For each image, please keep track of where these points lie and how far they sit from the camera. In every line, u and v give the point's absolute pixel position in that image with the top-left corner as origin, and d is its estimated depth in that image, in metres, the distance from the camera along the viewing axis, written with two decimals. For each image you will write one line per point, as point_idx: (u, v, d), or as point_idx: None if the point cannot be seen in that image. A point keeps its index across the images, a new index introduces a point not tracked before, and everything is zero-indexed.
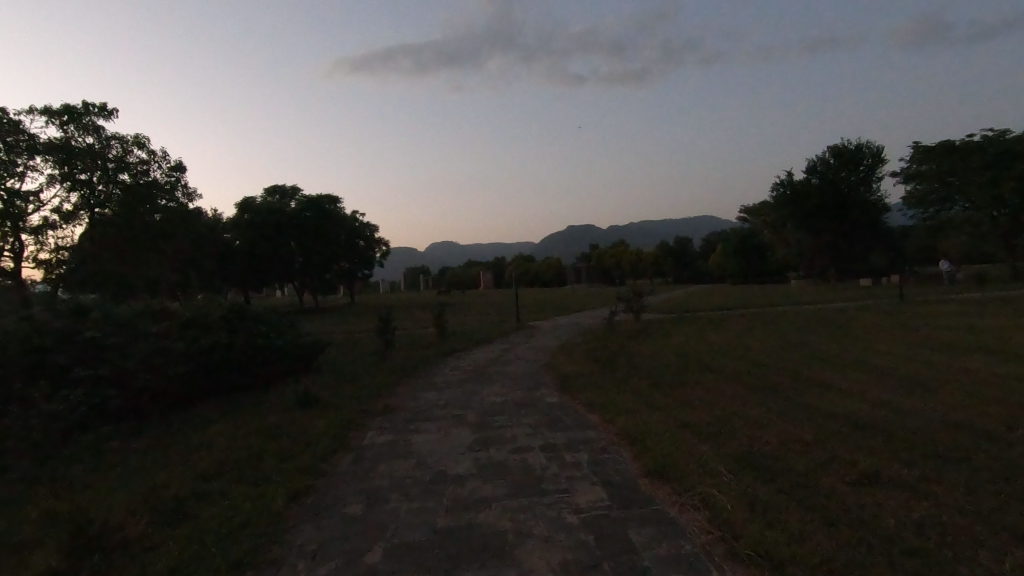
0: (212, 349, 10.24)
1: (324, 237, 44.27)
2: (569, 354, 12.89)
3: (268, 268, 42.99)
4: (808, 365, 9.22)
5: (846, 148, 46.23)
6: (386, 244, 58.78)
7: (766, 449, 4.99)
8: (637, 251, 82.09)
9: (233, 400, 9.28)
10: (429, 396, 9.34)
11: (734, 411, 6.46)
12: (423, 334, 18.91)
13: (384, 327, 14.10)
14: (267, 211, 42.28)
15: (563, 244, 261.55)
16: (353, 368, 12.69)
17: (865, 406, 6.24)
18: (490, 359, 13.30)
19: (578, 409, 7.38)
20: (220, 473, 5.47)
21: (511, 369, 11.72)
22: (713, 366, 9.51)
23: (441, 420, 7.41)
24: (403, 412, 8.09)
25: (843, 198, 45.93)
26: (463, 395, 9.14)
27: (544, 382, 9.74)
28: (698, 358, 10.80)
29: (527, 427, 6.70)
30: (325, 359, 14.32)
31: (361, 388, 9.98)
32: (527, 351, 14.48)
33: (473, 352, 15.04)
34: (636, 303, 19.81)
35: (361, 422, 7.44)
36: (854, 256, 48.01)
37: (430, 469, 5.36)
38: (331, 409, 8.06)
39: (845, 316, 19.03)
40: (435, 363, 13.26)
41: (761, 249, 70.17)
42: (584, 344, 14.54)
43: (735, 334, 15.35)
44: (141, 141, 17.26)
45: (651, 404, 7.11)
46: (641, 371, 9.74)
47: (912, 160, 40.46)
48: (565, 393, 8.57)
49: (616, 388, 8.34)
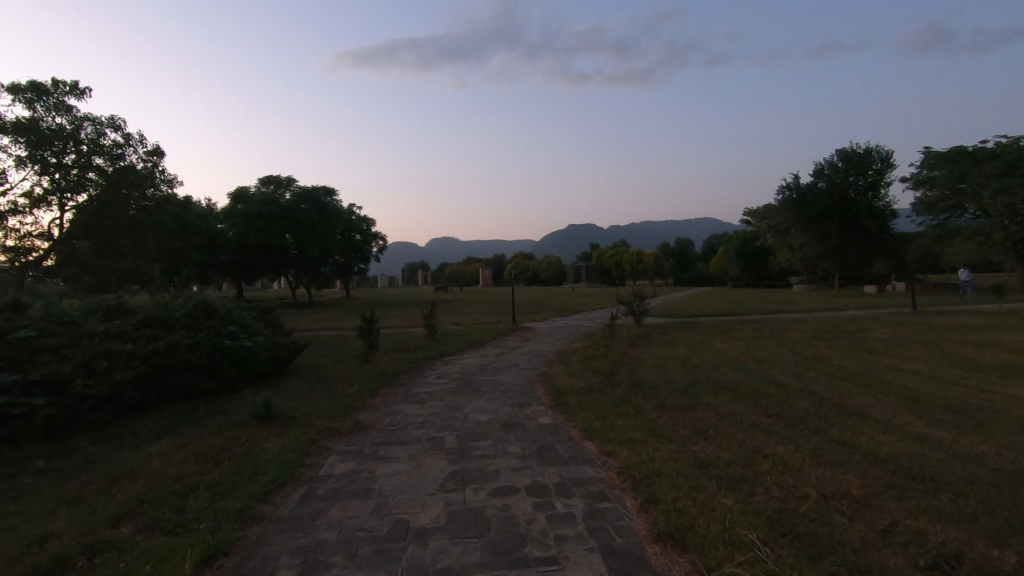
0: (169, 351, 9.25)
1: (319, 229, 43.23)
2: (565, 363, 11.88)
3: (261, 260, 41.92)
4: (833, 387, 8.22)
5: (856, 152, 45.31)
6: (383, 238, 57.83)
7: (804, 508, 4.00)
8: (638, 252, 81.14)
9: (188, 411, 8.31)
10: (409, 410, 8.35)
11: (757, 448, 5.46)
12: (413, 334, 17.95)
13: (368, 328, 13.10)
14: (260, 202, 41.30)
15: (563, 242, 260.46)
16: (331, 373, 11.67)
17: (915, 446, 5.23)
18: (481, 367, 12.27)
19: (574, 437, 6.40)
20: (131, 515, 4.49)
21: (503, 379, 10.73)
22: (726, 385, 8.50)
23: (416, 444, 6.43)
24: (376, 431, 7.10)
25: (850, 203, 44.89)
26: (446, 411, 8.15)
27: (536, 396, 8.79)
28: (709, 373, 9.80)
29: (512, 458, 5.72)
30: (304, 361, 13.32)
31: (335, 398, 8.98)
32: (522, 357, 13.46)
33: (463, 356, 14.00)
34: (637, 306, 18.87)
35: (323, 445, 6.45)
36: (858, 263, 46.61)
37: (390, 517, 4.38)
38: (291, 427, 7.08)
39: (859, 327, 18.02)
40: (421, 369, 12.28)
41: (765, 253, 69.17)
42: (582, 351, 13.48)
43: (746, 345, 14.30)
44: (115, 123, 16.33)
45: (658, 433, 6.12)
46: (646, 388, 8.73)
47: (923, 165, 39.49)
48: (559, 413, 7.58)
49: (617, 409, 7.35)
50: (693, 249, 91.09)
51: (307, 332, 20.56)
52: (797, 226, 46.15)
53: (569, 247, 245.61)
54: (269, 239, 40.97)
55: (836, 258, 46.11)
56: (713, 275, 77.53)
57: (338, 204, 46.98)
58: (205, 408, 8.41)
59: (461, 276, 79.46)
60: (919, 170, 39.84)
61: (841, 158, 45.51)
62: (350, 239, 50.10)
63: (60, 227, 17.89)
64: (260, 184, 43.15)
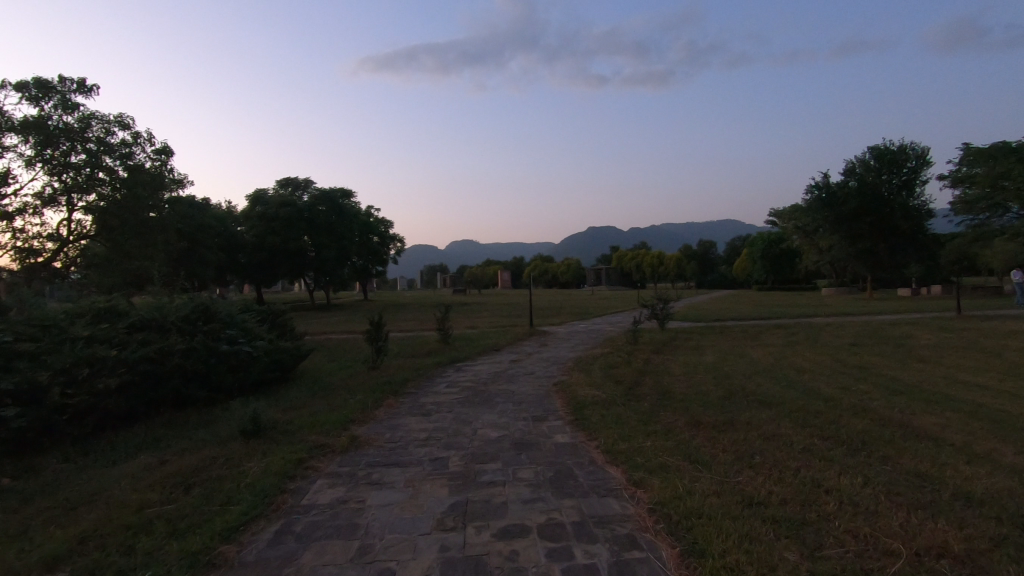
0: (160, 357, 8.69)
1: (336, 231, 43.04)
2: (585, 371, 11.02)
3: (278, 263, 41.81)
4: (891, 402, 7.25)
5: (888, 149, 43.64)
6: (401, 241, 57.65)
7: (893, 570, 3.13)
8: (659, 254, 79.67)
9: (176, 424, 7.71)
10: (414, 424, 7.60)
11: (816, 480, 4.58)
12: (426, 338, 17.32)
13: (375, 333, 12.39)
14: (278, 203, 41.27)
15: (582, 244, 258.62)
16: (337, 381, 10.99)
17: (1016, 484, 4.29)
18: (495, 375, 11.47)
19: (596, 461, 5.56)
20: (72, 558, 3.81)
21: (517, 388, 9.96)
22: (768, 400, 7.57)
23: (417, 466, 5.69)
24: (373, 450, 6.36)
25: (883, 202, 43.11)
26: (454, 426, 7.38)
27: (553, 409, 7.99)
28: (746, 385, 8.87)
29: (524, 487, 4.93)
30: (309, 367, 12.70)
31: (335, 410, 8.29)
32: (540, 364, 12.63)
33: (477, 363, 13.22)
34: (661, 310, 17.95)
35: (313, 467, 5.74)
36: (893, 265, 44.64)
37: (374, 566, 3.62)
38: (279, 445, 6.36)
39: (902, 333, 16.83)
40: (430, 376, 11.57)
41: (791, 255, 67.18)
42: (603, 358, 12.60)
43: (780, 353, 13.28)
44: (123, 121, 16.07)
45: (695, 459, 5.26)
46: (676, 402, 7.85)
47: (962, 162, 37.76)
48: (579, 431, 6.76)
49: (644, 427, 6.49)
50: (715, 252, 89.31)
51: (318, 336, 20.06)
52: (826, 226, 44.50)
53: (589, 250, 243.95)
54: (286, 241, 40.82)
55: (867, 260, 44.26)
56: (737, 277, 75.65)
57: (355, 206, 46.77)
58: (194, 420, 7.79)
59: (479, 279, 78.94)
60: (958, 167, 38.01)
61: (873, 156, 43.83)
62: (368, 241, 49.85)
63: (69, 228, 17.65)
64: (279, 186, 43.13)
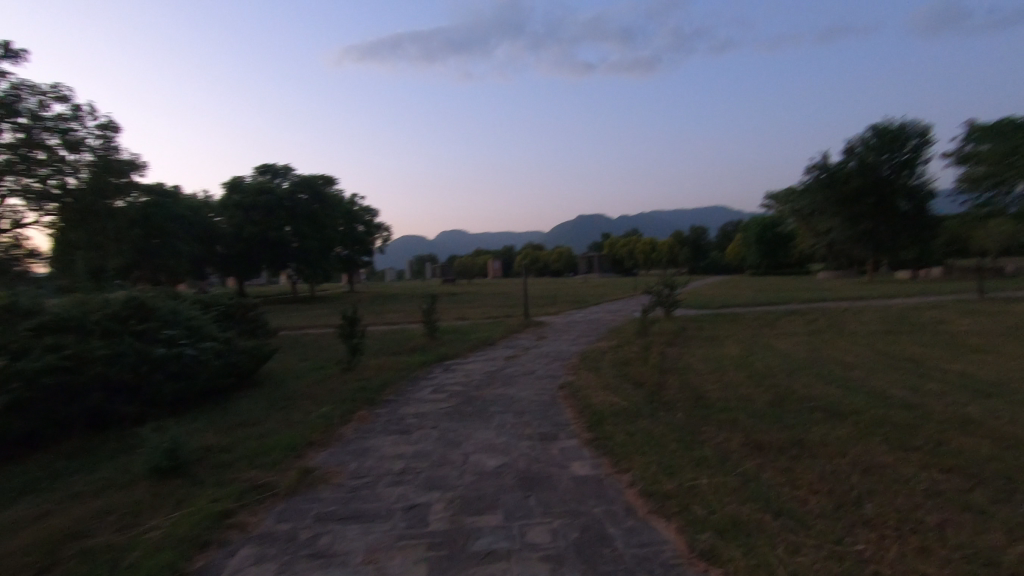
0: (73, 367, 7.05)
1: (319, 220, 41.04)
2: (594, 369, 9.46)
3: (258, 253, 39.88)
4: (992, 412, 5.73)
5: (889, 127, 42.24)
6: (388, 230, 55.76)
7: None
8: (651, 240, 78.29)
9: (83, 455, 6.07)
10: (389, 448, 5.97)
11: (984, 556, 3.02)
12: (411, 332, 15.74)
13: (349, 329, 10.71)
14: (256, 191, 39.17)
15: (573, 232, 256.73)
16: (304, 386, 9.34)
17: None
18: (489, 376, 9.87)
19: (635, 510, 3.99)
20: None
21: (517, 393, 8.41)
22: (834, 408, 6.02)
23: (385, 522, 4.08)
24: (329, 492, 4.73)
25: (885, 182, 41.79)
26: (440, 450, 5.75)
27: (565, 423, 6.42)
28: (795, 388, 7.31)
29: (539, 562, 3.36)
30: (275, 369, 11.04)
31: (292, 429, 6.69)
32: (540, 361, 11.05)
33: (468, 361, 11.60)
34: (667, 297, 16.46)
35: (239, 527, 4.10)
36: (895, 247, 43.42)
37: None
38: (199, 490, 4.72)
39: (931, 317, 15.49)
40: (413, 379, 9.96)
41: (786, 239, 66.01)
42: (613, 352, 11.06)
43: (811, 344, 11.74)
44: (60, 93, 14.20)
45: (779, 510, 3.70)
46: (716, 413, 6.29)
47: (966, 139, 36.53)
48: (603, 457, 5.17)
49: (689, 452, 4.93)
50: (707, 237, 88.37)
51: (294, 333, 18.36)
52: (827, 208, 43.20)
53: (579, 238, 242.53)
54: (265, 230, 38.82)
55: (868, 242, 43.07)
56: (731, 263, 74.48)
57: (339, 194, 44.68)
58: (108, 449, 6.15)
59: (469, 267, 77.23)
60: (962, 144, 36.69)
61: (874, 134, 42.47)
62: (353, 231, 47.86)
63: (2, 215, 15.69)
64: (257, 173, 40.98)
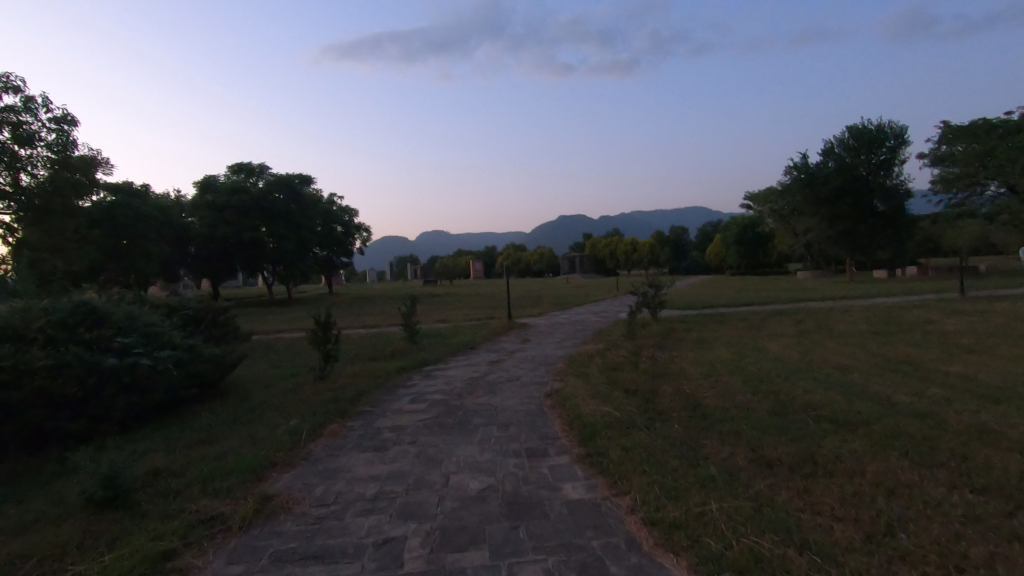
0: None
1: (295, 221, 39.99)
2: (582, 376, 9.00)
3: (232, 255, 38.75)
4: (1009, 421, 5.38)
5: (866, 128, 42.72)
6: (368, 231, 54.77)
7: None
8: (632, 241, 78.53)
9: (15, 481, 5.41)
10: (362, 468, 5.40)
11: None
12: (390, 336, 15.14)
13: (322, 335, 10.09)
14: (229, 191, 38.04)
15: (555, 233, 257.12)
16: (272, 396, 8.71)
17: None
18: (472, 383, 9.36)
19: (638, 544, 3.51)
20: None
21: (502, 402, 7.91)
22: (843, 419, 5.62)
23: (353, 563, 3.53)
24: (290, 525, 4.16)
25: (862, 183, 42.23)
26: (418, 471, 5.21)
27: (555, 437, 5.93)
28: (795, 394, 6.92)
29: None
30: (244, 378, 10.37)
31: (255, 447, 6.09)
32: (525, 366, 10.57)
33: (449, 366, 11.06)
34: (652, 298, 16.11)
35: (179, 572, 3.52)
36: (872, 247, 43.90)
37: None
38: (140, 525, 4.12)
39: (917, 317, 15.38)
40: (391, 387, 9.39)
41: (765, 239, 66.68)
42: (601, 357, 10.63)
43: (802, 347, 11.47)
44: (12, 85, 13.35)
45: (802, 543, 3.26)
46: (717, 424, 5.86)
47: (941, 140, 37.06)
48: (598, 476, 4.70)
49: (694, 471, 4.48)
50: (688, 238, 88.94)
51: (267, 338, 17.63)
52: (806, 209, 43.52)
53: (560, 239, 243.01)
54: (239, 231, 37.73)
55: (846, 242, 43.50)
56: (711, 263, 75.01)
57: (316, 193, 43.64)
58: (44, 474, 5.49)
59: (451, 269, 76.58)
60: (937, 145, 37.25)
61: (851, 135, 42.90)
62: (331, 231, 46.88)
63: None
64: (231, 172, 39.78)
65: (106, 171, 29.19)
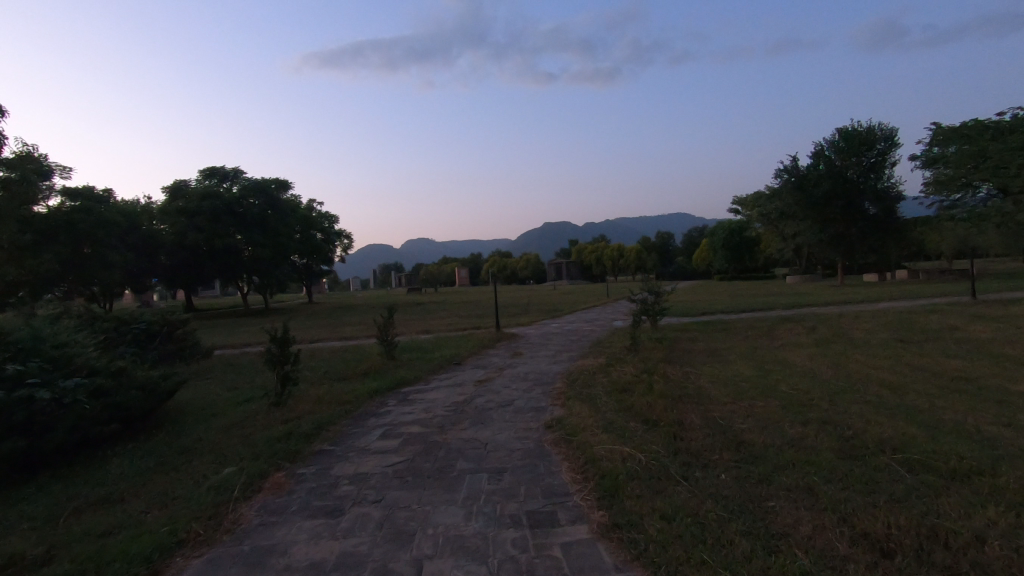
0: None
1: (271, 228, 38.13)
2: (588, 400, 7.60)
3: (204, 263, 36.81)
4: None
5: (856, 130, 42.08)
6: (349, 237, 53.00)
7: None
8: (619, 246, 77.48)
9: None
10: (302, 550, 3.91)
11: None
12: (365, 350, 13.61)
13: (278, 353, 8.53)
14: (201, 196, 36.11)
15: (540, 240, 256.74)
16: (212, 430, 7.16)
17: None
18: (457, 409, 7.88)
19: None
20: None
21: (493, 436, 6.49)
22: (953, 470, 4.24)
23: None
24: None
25: (853, 186, 41.53)
26: (380, 555, 3.74)
27: (567, 495, 4.49)
28: (860, 427, 5.56)
29: None
30: (187, 406, 8.79)
31: (167, 514, 4.58)
32: (518, 387, 9.11)
33: (430, 387, 9.57)
34: (651, 304, 14.77)
35: None
36: (864, 251, 43.22)
37: None
38: None
39: (939, 324, 14.11)
40: (359, 415, 7.90)
41: (752, 243, 66.03)
42: (604, 374, 9.24)
43: (831, 360, 10.14)
44: None
45: None
46: (778, 474, 4.47)
47: (933, 141, 36.45)
48: (635, 567, 3.30)
49: (777, 563, 3.10)
50: (674, 243, 88.35)
51: (230, 354, 15.96)
52: (797, 212, 42.74)
53: (545, 245, 242.10)
54: (211, 238, 35.80)
55: (838, 246, 42.80)
56: (699, 268, 74.22)
57: (293, 199, 41.77)
58: None
59: (435, 275, 74.83)
60: (928, 147, 36.73)
61: (841, 137, 42.22)
62: (310, 238, 45.03)
63: None
64: (202, 176, 37.73)
65: (65, 174, 28.18)
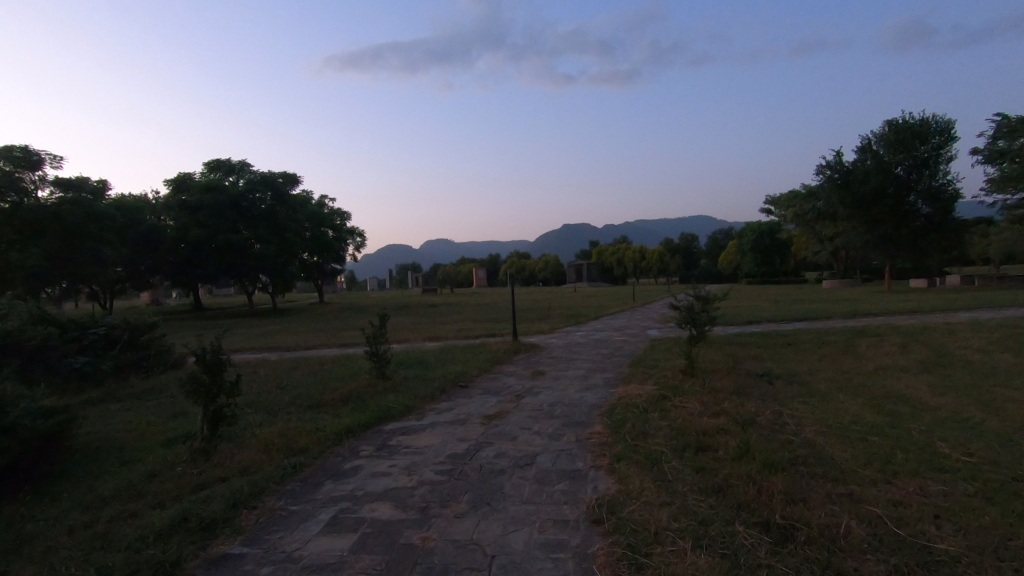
0: None
1: (278, 224, 35.99)
2: (654, 464, 4.98)
3: (208, 261, 34.83)
4: None
5: (908, 122, 38.47)
6: (361, 235, 50.91)
7: None
8: (641, 247, 74.31)
9: None
10: None
11: None
12: (352, 364, 11.12)
13: (209, 380, 6.08)
14: (203, 189, 34.11)
15: (559, 242, 253.23)
16: (88, 501, 4.78)
17: None
18: (452, 471, 5.32)
19: None
20: None
21: (510, 539, 3.92)
22: None
23: None
24: None
25: (905, 183, 37.97)
26: None
27: None
28: None
29: None
30: (89, 448, 6.39)
31: None
32: (541, 431, 6.48)
33: (421, 426, 7.05)
34: (701, 311, 12.02)
35: None
36: (915, 254, 39.60)
37: None
38: None
39: None
40: (309, 476, 5.40)
41: (784, 245, 62.27)
42: (664, 415, 6.60)
43: (972, 397, 7.35)
44: None
45: None
46: None
47: (998, 134, 32.88)
48: None
49: None
50: (699, 244, 84.75)
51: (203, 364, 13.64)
52: (841, 211, 39.26)
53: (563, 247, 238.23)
54: (213, 233, 33.70)
55: (885, 248, 39.27)
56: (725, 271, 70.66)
57: (302, 194, 39.69)
58: None
59: (450, 276, 72.27)
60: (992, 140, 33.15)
61: (891, 130, 38.67)
62: (321, 235, 42.94)
63: None
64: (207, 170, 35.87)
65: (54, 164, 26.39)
